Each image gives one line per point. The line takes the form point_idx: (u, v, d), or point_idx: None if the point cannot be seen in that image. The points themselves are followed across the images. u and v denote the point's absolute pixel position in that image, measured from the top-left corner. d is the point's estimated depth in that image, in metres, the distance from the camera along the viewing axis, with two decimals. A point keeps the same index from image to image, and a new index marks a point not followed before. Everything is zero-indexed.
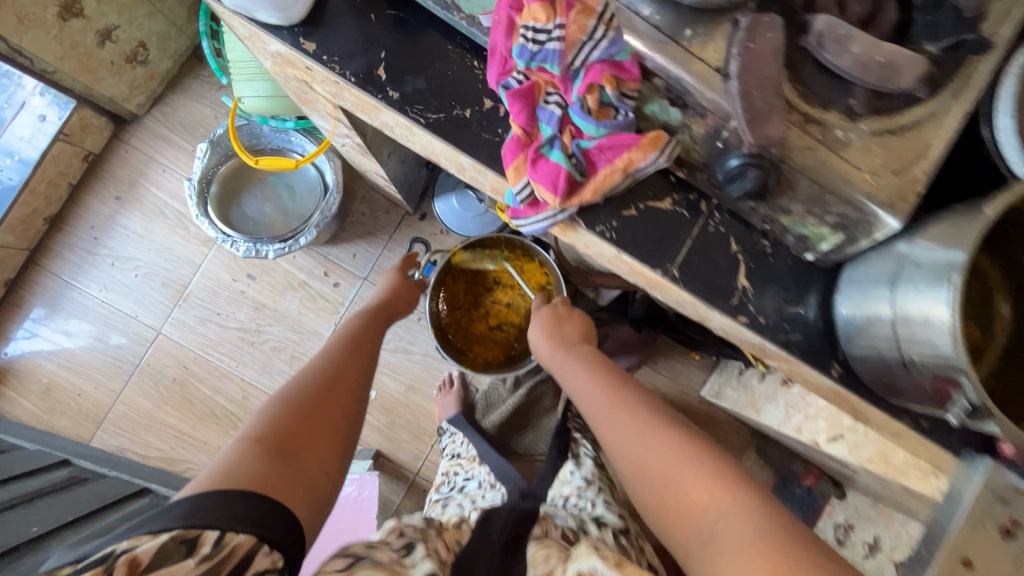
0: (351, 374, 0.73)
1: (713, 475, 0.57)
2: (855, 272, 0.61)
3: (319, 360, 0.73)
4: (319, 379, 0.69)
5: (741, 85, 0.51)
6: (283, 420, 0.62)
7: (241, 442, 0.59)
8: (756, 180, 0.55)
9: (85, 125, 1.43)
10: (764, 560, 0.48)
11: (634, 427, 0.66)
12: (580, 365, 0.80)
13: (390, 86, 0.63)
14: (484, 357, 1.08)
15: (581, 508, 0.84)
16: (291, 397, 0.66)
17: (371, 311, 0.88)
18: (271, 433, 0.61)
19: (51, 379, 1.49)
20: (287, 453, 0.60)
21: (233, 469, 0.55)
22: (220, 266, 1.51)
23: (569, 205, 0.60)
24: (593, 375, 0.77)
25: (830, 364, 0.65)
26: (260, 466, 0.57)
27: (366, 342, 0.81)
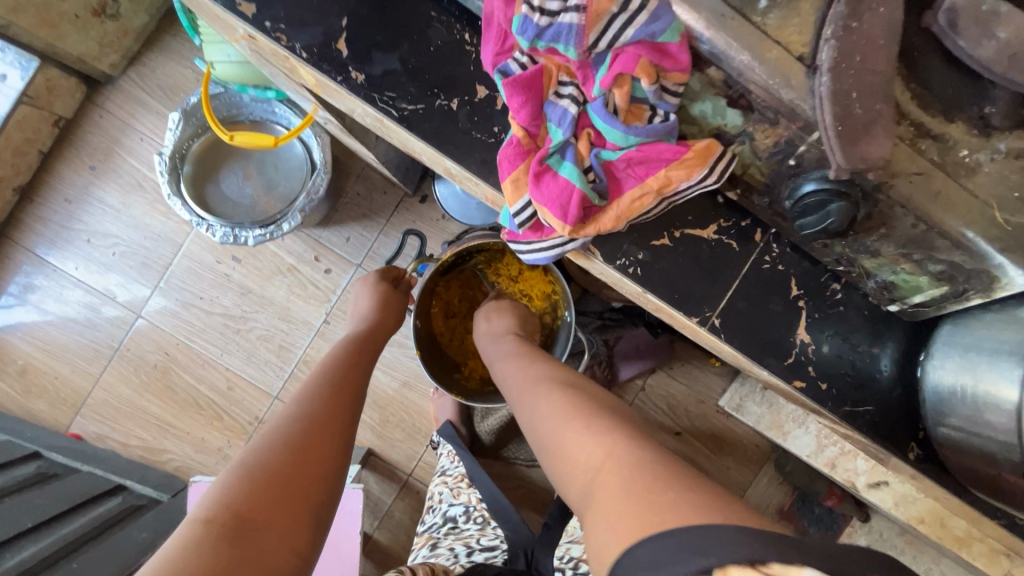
0: (339, 415, 0.55)
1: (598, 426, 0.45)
2: (960, 335, 0.45)
3: (298, 399, 0.56)
4: (296, 424, 0.52)
5: (834, 84, 0.36)
6: (241, 485, 0.45)
7: (187, 527, 0.42)
8: (840, 217, 0.41)
9: (52, 87, 1.13)
10: (632, 507, 0.37)
11: (535, 395, 0.55)
12: (503, 356, 0.69)
13: (353, 65, 0.48)
14: (483, 378, 0.91)
15: None
16: (260, 449, 0.49)
17: (361, 335, 0.71)
18: (227, 509, 0.43)
19: (25, 362, 1.22)
20: (245, 533, 0.42)
21: (169, 570, 0.38)
22: (203, 246, 1.20)
23: (582, 235, 0.47)
24: (514, 360, 0.65)
25: (908, 444, 0.51)
26: (207, 564, 0.39)
27: (355, 371, 0.63)
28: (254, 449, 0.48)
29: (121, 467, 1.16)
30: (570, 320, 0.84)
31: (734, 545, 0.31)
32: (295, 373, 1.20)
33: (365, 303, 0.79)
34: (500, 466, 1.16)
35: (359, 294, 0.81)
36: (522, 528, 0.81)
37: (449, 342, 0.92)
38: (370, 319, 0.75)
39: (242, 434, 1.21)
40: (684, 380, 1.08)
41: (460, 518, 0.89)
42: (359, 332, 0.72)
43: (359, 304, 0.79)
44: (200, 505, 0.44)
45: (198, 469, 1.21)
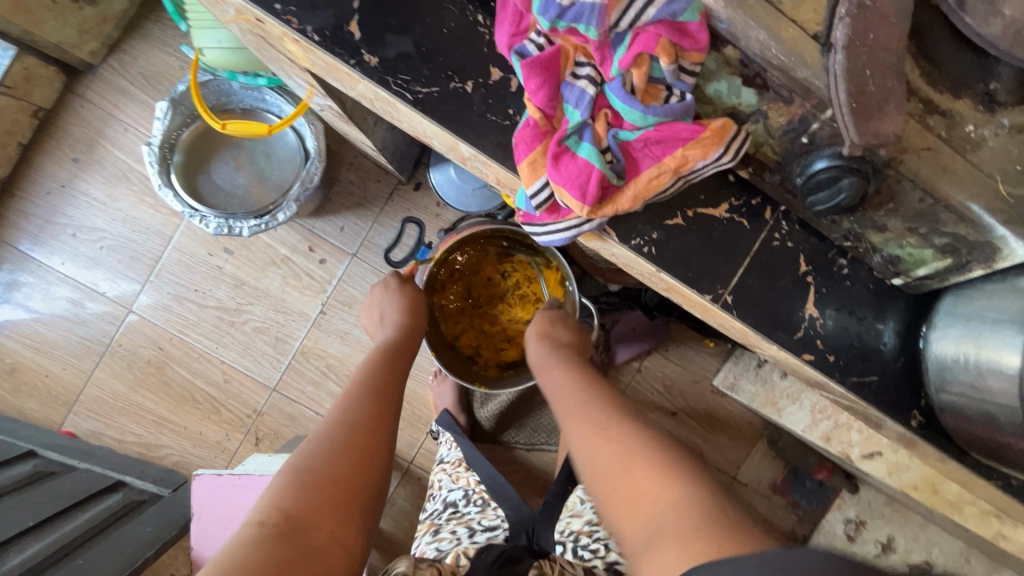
0: (383, 420, 0.56)
1: (666, 468, 0.48)
2: (961, 305, 0.47)
3: (341, 404, 0.56)
4: (342, 430, 0.52)
5: (848, 62, 0.37)
6: (294, 490, 0.46)
7: (242, 529, 0.43)
8: (852, 192, 0.42)
9: (30, 76, 1.09)
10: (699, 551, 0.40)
11: (596, 420, 0.57)
12: (555, 364, 0.70)
13: (366, 48, 0.48)
14: (502, 364, 0.92)
15: (595, 554, 0.74)
16: (309, 454, 0.49)
17: (394, 342, 0.71)
18: (281, 511, 0.44)
19: (13, 360, 1.20)
20: (300, 531, 0.43)
21: (227, 567, 0.39)
22: (194, 238, 1.18)
23: (600, 214, 0.47)
24: (567, 373, 0.67)
25: (910, 412, 0.53)
26: (264, 559, 0.40)
27: (394, 375, 0.63)
28: (303, 454, 0.49)
29: (119, 464, 1.14)
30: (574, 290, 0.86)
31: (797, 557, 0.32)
32: (292, 364, 1.19)
33: (391, 307, 0.77)
34: (499, 451, 1.17)
35: (380, 295, 0.79)
36: (523, 507, 0.81)
37: (458, 333, 0.93)
38: (399, 321, 0.75)
39: (241, 426, 1.20)
40: (679, 361, 1.10)
41: (460, 501, 0.90)
42: (389, 337, 0.72)
43: (385, 311, 0.77)
44: (253, 509, 0.45)
45: (197, 463, 1.20)
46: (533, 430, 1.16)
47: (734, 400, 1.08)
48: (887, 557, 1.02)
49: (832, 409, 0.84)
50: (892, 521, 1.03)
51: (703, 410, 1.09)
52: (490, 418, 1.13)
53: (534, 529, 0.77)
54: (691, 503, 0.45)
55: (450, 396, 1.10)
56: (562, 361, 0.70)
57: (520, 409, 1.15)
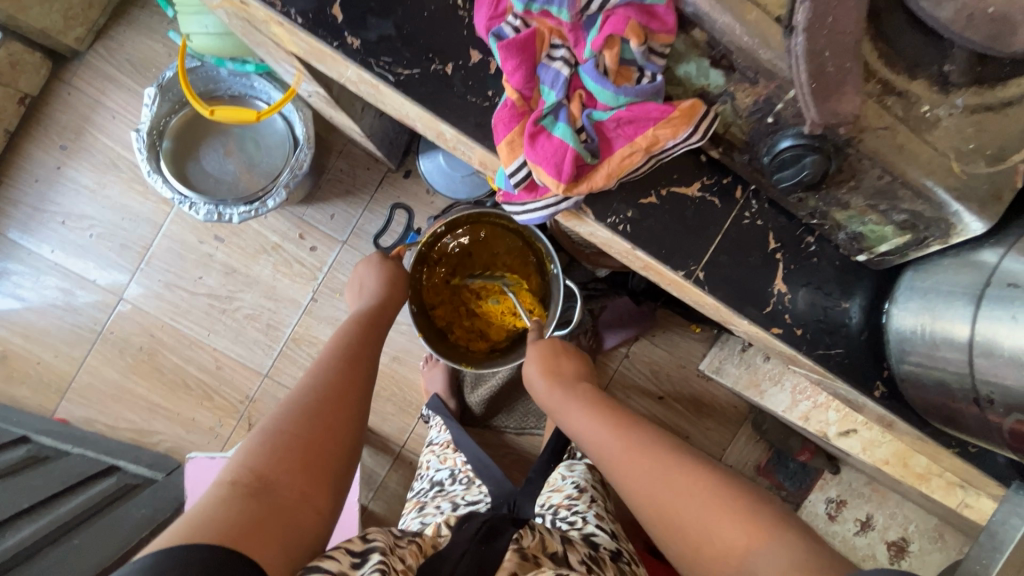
0: (354, 388, 0.58)
1: (747, 513, 0.49)
2: (920, 279, 0.49)
3: (313, 371, 0.58)
4: (313, 396, 0.54)
5: (809, 43, 0.38)
6: (263, 452, 0.48)
7: (213, 488, 0.45)
8: (815, 168, 0.44)
9: (16, 62, 1.09)
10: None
11: (652, 469, 0.56)
12: (581, 405, 0.67)
13: (348, 30, 0.49)
14: (490, 347, 0.94)
15: (572, 525, 0.76)
16: (278, 418, 0.51)
17: (369, 311, 0.72)
18: (251, 471, 0.46)
19: (5, 348, 1.20)
20: (269, 492, 0.45)
21: (197, 522, 0.40)
22: (185, 226, 1.19)
23: (575, 192, 0.48)
24: (598, 415, 0.64)
25: (874, 383, 0.55)
26: (233, 516, 0.42)
27: (368, 346, 0.65)
28: (275, 419, 0.51)
29: (113, 449, 1.15)
30: (557, 275, 0.87)
31: None
32: (284, 350, 1.20)
33: (371, 280, 0.79)
34: (488, 434, 1.20)
35: (364, 268, 0.81)
36: (505, 483, 0.84)
37: (442, 310, 0.94)
38: (376, 292, 0.77)
39: (234, 412, 1.21)
40: (665, 345, 1.12)
41: (446, 480, 0.92)
42: (365, 306, 0.74)
43: (365, 281, 0.80)
44: (224, 469, 0.47)
45: (190, 449, 1.22)
46: (522, 414, 1.18)
47: (717, 382, 1.11)
48: (865, 534, 1.05)
49: (810, 389, 0.87)
50: (870, 500, 1.06)
51: (688, 393, 1.12)
52: (480, 402, 1.15)
53: (515, 502, 0.78)
54: (790, 549, 0.44)
55: (441, 380, 1.12)
56: (588, 400, 0.67)
57: (509, 394, 1.18)
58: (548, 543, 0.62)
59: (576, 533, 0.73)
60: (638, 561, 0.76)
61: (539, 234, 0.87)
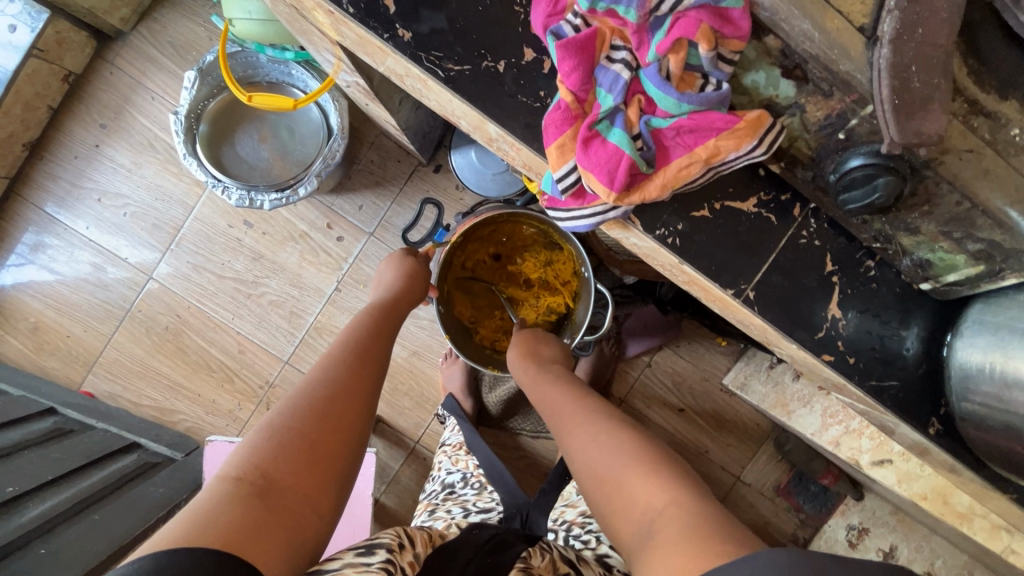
0: (363, 384, 0.56)
1: (658, 472, 0.47)
2: (990, 313, 0.46)
3: (322, 367, 0.56)
4: (321, 395, 0.52)
5: (894, 57, 0.36)
6: (269, 449, 0.46)
7: (217, 483, 0.44)
8: (887, 191, 0.41)
9: (62, 40, 1.11)
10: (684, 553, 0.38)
11: (590, 435, 0.54)
12: (549, 381, 0.68)
13: (401, 23, 0.48)
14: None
15: (585, 545, 0.72)
16: (286, 413, 0.50)
17: (383, 305, 0.70)
18: (256, 468, 0.45)
19: (37, 319, 1.22)
20: (274, 494, 0.44)
21: (202, 523, 0.40)
22: (215, 210, 1.19)
23: (626, 202, 0.46)
24: (565, 392, 0.64)
25: (929, 419, 0.52)
26: (237, 518, 0.41)
27: (380, 342, 0.64)
28: (281, 414, 0.49)
29: (136, 426, 1.16)
30: (589, 276, 0.85)
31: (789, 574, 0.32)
32: (306, 339, 1.20)
33: (389, 275, 0.78)
34: (504, 436, 1.18)
35: (385, 266, 0.80)
36: (518, 492, 0.81)
37: (464, 304, 0.92)
38: (393, 289, 0.75)
39: (253, 397, 1.22)
40: (689, 357, 1.08)
41: (457, 484, 0.90)
42: (380, 299, 0.72)
43: (383, 276, 0.78)
44: (228, 464, 0.46)
45: (210, 430, 1.22)
46: (538, 418, 1.16)
47: (743, 400, 1.07)
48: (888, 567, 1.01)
49: (842, 414, 0.84)
50: (896, 530, 1.01)
51: (711, 410, 1.08)
52: (497, 403, 1.14)
53: (528, 513, 0.76)
54: (682, 507, 0.42)
55: (459, 379, 1.10)
56: (558, 379, 0.68)
57: (527, 396, 1.15)
58: (559, 563, 0.60)
59: (588, 554, 0.69)
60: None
61: (574, 240, 0.84)
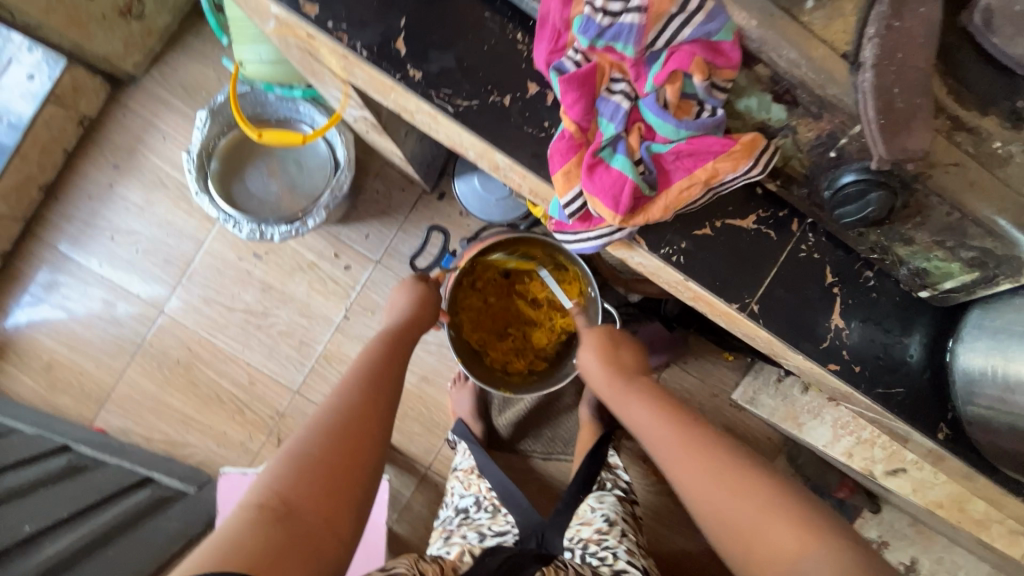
0: (378, 408, 0.57)
1: (811, 533, 0.46)
2: (988, 318, 0.48)
3: (338, 393, 0.57)
4: (338, 419, 0.54)
5: (877, 79, 0.39)
6: (290, 476, 0.47)
7: (240, 510, 0.45)
8: (879, 205, 0.43)
9: (78, 86, 1.15)
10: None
11: (707, 471, 0.53)
12: (640, 398, 0.64)
13: (410, 63, 0.51)
14: (529, 369, 0.94)
15: (603, 562, 0.74)
16: (305, 439, 0.51)
17: (394, 330, 0.72)
18: (278, 494, 0.46)
19: (50, 357, 1.24)
20: (295, 519, 0.45)
21: (227, 552, 0.41)
22: (226, 243, 1.22)
23: (631, 224, 0.49)
24: (654, 408, 0.62)
25: (937, 425, 0.53)
26: (261, 544, 0.42)
27: (392, 366, 0.65)
28: (300, 440, 0.51)
29: (147, 460, 1.17)
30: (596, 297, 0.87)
31: None
32: (315, 367, 1.22)
33: (399, 299, 0.80)
34: (515, 459, 1.18)
35: (396, 291, 0.82)
36: (532, 513, 0.82)
37: (472, 328, 0.94)
38: (403, 313, 0.77)
39: (264, 427, 1.22)
40: (697, 374, 1.09)
41: (471, 508, 0.90)
42: (391, 325, 0.74)
43: (393, 300, 0.80)
44: (251, 491, 0.47)
45: (221, 463, 1.23)
46: (550, 439, 1.16)
47: (753, 415, 1.07)
48: None
49: (854, 424, 0.84)
50: (916, 543, 1.00)
51: (722, 425, 1.08)
52: (508, 426, 1.14)
53: (543, 534, 0.77)
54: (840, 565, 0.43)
55: (469, 403, 1.11)
56: (644, 394, 0.65)
57: (536, 417, 1.16)
58: None
59: (607, 571, 0.73)
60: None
61: (580, 262, 0.88)
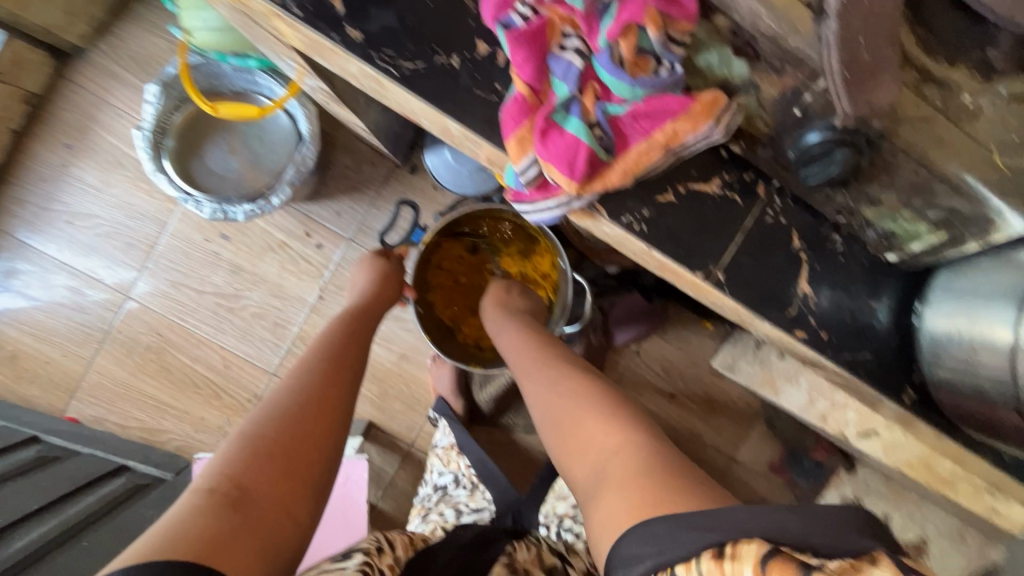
0: (338, 388, 0.56)
1: (616, 421, 0.49)
2: (954, 279, 0.47)
3: (296, 374, 0.55)
4: (295, 400, 0.52)
5: (842, 28, 0.35)
6: (243, 458, 0.46)
7: (189, 496, 0.43)
8: (844, 163, 0.41)
9: (19, 60, 1.07)
10: (639, 501, 0.40)
11: (550, 383, 0.57)
12: (513, 329, 0.71)
13: (350, 22, 0.47)
14: None
15: (576, 538, 0.76)
16: (259, 422, 0.49)
17: (357, 310, 0.70)
18: (229, 478, 0.44)
19: (14, 348, 1.20)
20: (248, 502, 0.43)
21: (173, 536, 0.39)
22: (190, 224, 1.17)
23: (589, 192, 0.46)
24: (523, 338, 0.67)
25: (903, 389, 0.53)
26: (210, 527, 0.40)
27: (354, 347, 0.63)
28: (253, 422, 0.49)
29: (122, 448, 1.15)
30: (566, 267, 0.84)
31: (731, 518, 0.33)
32: (291, 349, 1.19)
33: (361, 279, 0.77)
34: (498, 433, 1.18)
35: (356, 270, 0.79)
36: (509, 490, 0.82)
37: (442, 304, 0.92)
38: (366, 291, 0.74)
39: (242, 411, 1.20)
40: (677, 343, 1.08)
41: (450, 485, 0.89)
42: (355, 305, 0.71)
43: (356, 281, 0.78)
44: (201, 476, 0.45)
45: (200, 448, 1.21)
46: None
47: (733, 383, 1.08)
48: None
49: (829, 388, 0.84)
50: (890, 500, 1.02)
51: (702, 393, 1.08)
52: (489, 401, 1.13)
53: (519, 511, 0.77)
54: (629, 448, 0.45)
55: (450, 378, 1.09)
56: (522, 326, 0.70)
57: (517, 392, 1.15)
58: (545, 556, 0.61)
59: (580, 547, 0.74)
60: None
61: (547, 230, 0.84)
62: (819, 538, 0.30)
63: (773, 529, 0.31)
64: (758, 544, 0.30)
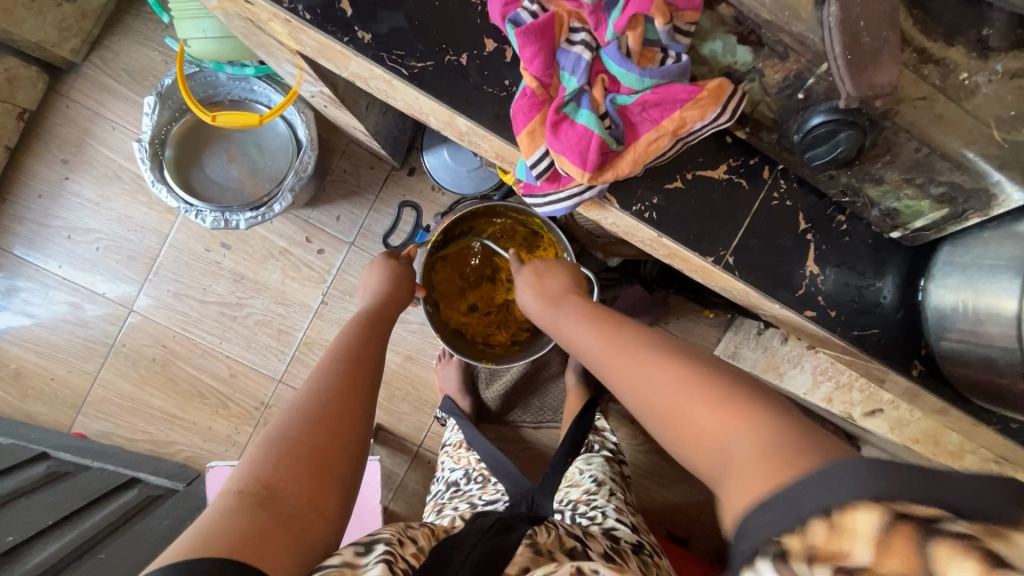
0: (360, 388, 0.56)
1: (724, 398, 0.40)
2: (956, 254, 0.48)
3: (317, 375, 0.56)
4: (318, 400, 0.52)
5: (842, 13, 0.37)
6: (270, 460, 0.46)
7: (220, 498, 0.44)
8: (849, 145, 0.42)
9: (12, 77, 1.07)
10: (769, 472, 0.32)
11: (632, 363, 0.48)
12: (567, 315, 0.62)
13: (359, 25, 0.48)
14: (512, 340, 0.93)
15: (592, 521, 0.74)
16: (284, 424, 0.49)
17: (372, 311, 0.70)
18: (258, 479, 0.45)
19: (19, 366, 1.20)
20: (276, 502, 0.44)
21: (206, 536, 0.40)
22: (191, 234, 1.18)
23: (600, 181, 0.47)
24: (586, 319, 0.58)
25: (911, 361, 0.54)
26: (242, 526, 0.41)
27: (372, 347, 0.63)
28: (279, 425, 0.49)
29: (131, 461, 1.15)
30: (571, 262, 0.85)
31: (865, 476, 0.27)
32: (296, 355, 1.19)
33: (373, 280, 0.78)
34: (507, 430, 1.19)
35: (367, 272, 0.80)
36: (521, 481, 0.81)
37: (450, 304, 0.93)
38: (379, 293, 0.75)
39: (250, 419, 1.20)
40: (680, 333, 1.10)
41: (461, 480, 0.91)
42: (368, 306, 0.71)
43: (367, 283, 0.78)
44: (232, 477, 0.46)
45: (209, 457, 1.21)
46: (538, 408, 1.16)
47: None
48: None
49: (831, 370, 0.85)
50: None
51: None
52: (496, 399, 1.14)
53: (533, 498, 0.76)
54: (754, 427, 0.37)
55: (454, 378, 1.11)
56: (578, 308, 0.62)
57: (523, 388, 1.16)
58: (565, 538, 0.60)
59: (596, 529, 0.72)
60: (659, 551, 0.75)
61: (551, 223, 0.85)
62: (954, 499, 0.25)
63: (890, 488, 0.26)
64: (868, 507, 0.26)
